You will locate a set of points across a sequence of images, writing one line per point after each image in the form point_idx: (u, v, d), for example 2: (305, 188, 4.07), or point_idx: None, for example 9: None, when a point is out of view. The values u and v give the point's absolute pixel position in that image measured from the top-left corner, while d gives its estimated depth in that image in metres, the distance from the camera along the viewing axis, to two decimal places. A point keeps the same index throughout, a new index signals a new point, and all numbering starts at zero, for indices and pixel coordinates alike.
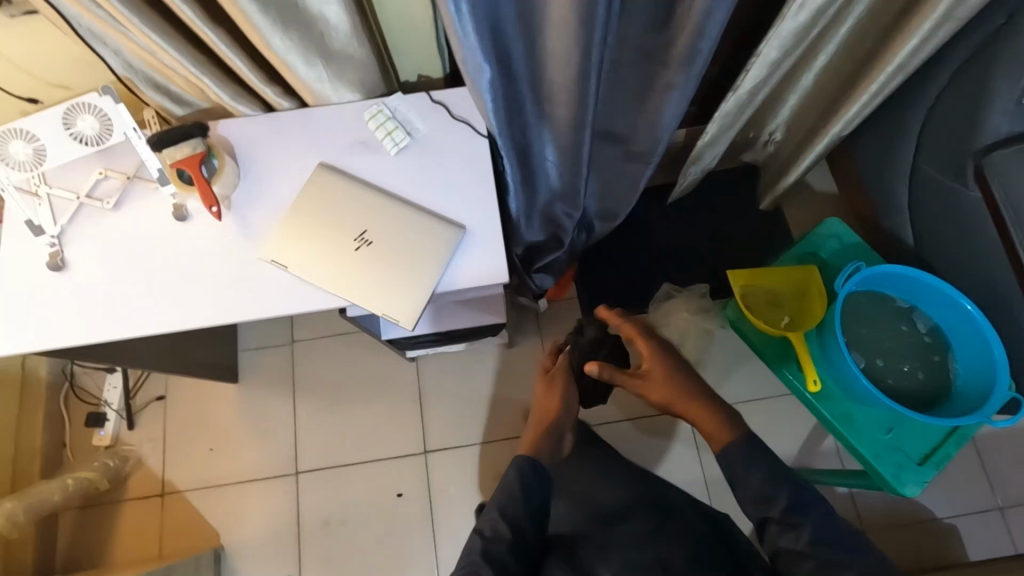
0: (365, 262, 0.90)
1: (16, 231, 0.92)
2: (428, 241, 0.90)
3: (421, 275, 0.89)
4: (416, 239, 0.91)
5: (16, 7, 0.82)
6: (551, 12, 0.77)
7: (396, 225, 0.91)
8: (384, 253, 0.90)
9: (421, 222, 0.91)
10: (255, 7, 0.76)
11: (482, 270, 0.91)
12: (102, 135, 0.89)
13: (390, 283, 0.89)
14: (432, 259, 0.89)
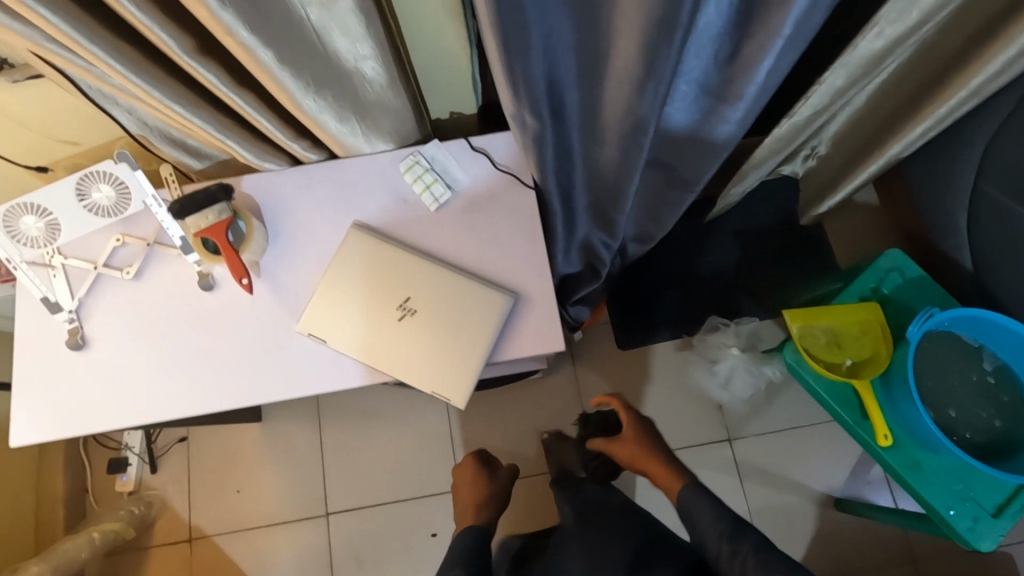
0: (410, 333, 0.83)
1: (30, 308, 0.86)
2: (476, 310, 0.83)
3: (472, 346, 0.82)
4: (463, 307, 0.84)
5: (18, 71, 0.73)
6: (616, 65, 0.69)
7: (441, 292, 0.84)
8: (430, 323, 0.84)
9: (469, 288, 0.84)
10: (286, 71, 0.68)
11: (535, 340, 0.84)
12: (119, 205, 0.82)
13: (438, 356, 0.83)
14: (481, 329, 0.83)
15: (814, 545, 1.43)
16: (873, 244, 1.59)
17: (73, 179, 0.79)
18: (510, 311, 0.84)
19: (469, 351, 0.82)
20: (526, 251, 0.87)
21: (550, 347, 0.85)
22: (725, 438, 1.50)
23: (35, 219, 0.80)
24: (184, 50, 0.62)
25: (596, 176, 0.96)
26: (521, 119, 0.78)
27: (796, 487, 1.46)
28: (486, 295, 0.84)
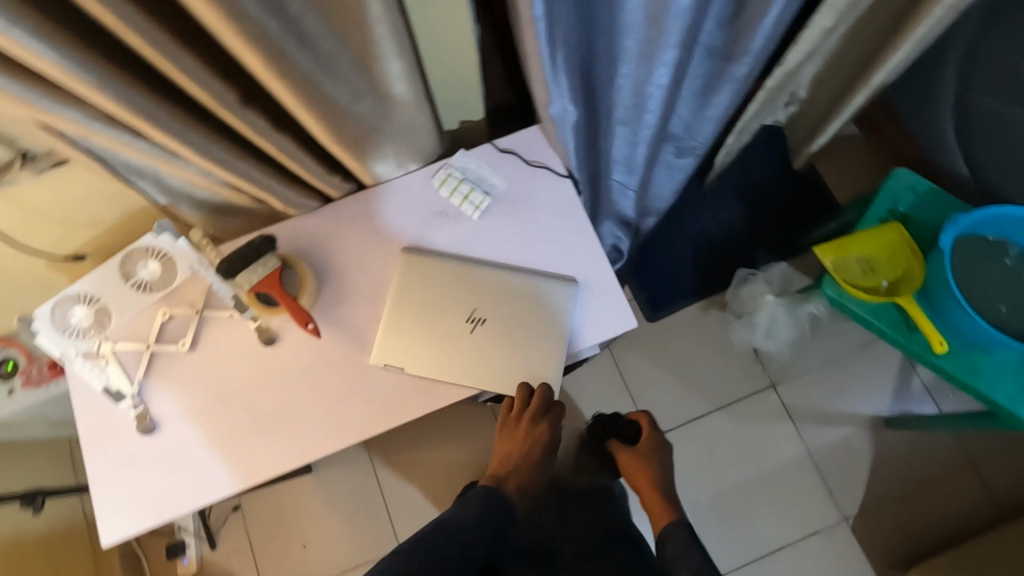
0: (488, 343, 0.83)
1: (89, 402, 0.82)
2: (545, 306, 0.84)
3: (549, 342, 0.83)
4: (532, 306, 0.84)
5: (42, 161, 0.71)
6: (648, 39, 0.70)
7: (507, 295, 0.84)
8: (503, 328, 0.84)
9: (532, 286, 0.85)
10: (331, 104, 0.68)
11: (607, 323, 0.85)
12: (165, 277, 0.83)
13: (519, 359, 0.83)
14: (554, 324, 0.83)
15: (876, 468, 1.47)
16: (865, 173, 1.65)
17: (117, 260, 0.82)
18: (575, 303, 0.84)
19: (549, 349, 0.83)
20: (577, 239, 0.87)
21: (620, 328, 0.85)
22: (769, 385, 1.54)
23: (84, 309, 0.80)
24: (230, 101, 0.61)
25: (622, 156, 0.97)
26: (554, 110, 0.79)
27: (847, 417, 1.51)
28: (551, 290, 0.84)
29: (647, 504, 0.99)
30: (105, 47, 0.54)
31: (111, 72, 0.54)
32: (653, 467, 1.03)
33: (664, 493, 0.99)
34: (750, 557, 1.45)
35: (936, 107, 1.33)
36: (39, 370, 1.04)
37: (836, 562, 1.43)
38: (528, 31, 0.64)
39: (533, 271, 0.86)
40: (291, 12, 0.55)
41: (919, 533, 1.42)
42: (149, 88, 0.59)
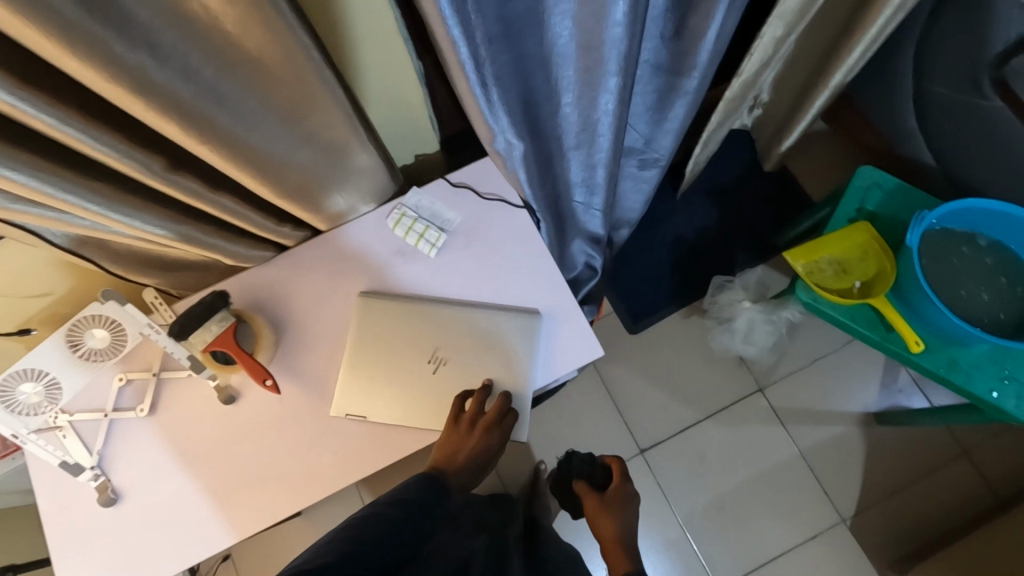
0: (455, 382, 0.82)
1: (48, 477, 0.80)
2: (508, 338, 0.82)
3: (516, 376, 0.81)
4: (495, 339, 0.82)
5: None
6: (584, 69, 0.69)
7: (469, 332, 0.83)
8: (467, 366, 0.82)
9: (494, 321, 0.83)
10: (259, 161, 0.66)
11: (572, 353, 0.83)
12: (116, 344, 0.81)
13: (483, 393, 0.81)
14: (518, 358, 0.82)
15: (870, 464, 1.46)
16: (836, 167, 1.64)
17: (62, 331, 0.78)
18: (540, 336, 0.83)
19: (515, 384, 0.81)
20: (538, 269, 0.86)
21: (588, 359, 0.83)
22: (757, 389, 1.52)
23: (33, 384, 0.77)
24: (154, 169, 0.59)
25: (579, 179, 0.96)
26: (499, 144, 0.78)
27: (837, 415, 1.49)
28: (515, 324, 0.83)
29: (608, 559, 0.92)
30: (13, 129, 0.52)
31: (20, 155, 0.52)
32: (619, 521, 0.97)
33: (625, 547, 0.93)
34: (752, 566, 1.43)
35: (897, 100, 1.33)
36: (4, 443, 0.97)
37: (838, 564, 1.41)
38: (457, 73, 0.63)
39: (495, 305, 0.84)
40: (204, 78, 0.54)
41: (918, 527, 1.41)
42: (68, 165, 0.57)
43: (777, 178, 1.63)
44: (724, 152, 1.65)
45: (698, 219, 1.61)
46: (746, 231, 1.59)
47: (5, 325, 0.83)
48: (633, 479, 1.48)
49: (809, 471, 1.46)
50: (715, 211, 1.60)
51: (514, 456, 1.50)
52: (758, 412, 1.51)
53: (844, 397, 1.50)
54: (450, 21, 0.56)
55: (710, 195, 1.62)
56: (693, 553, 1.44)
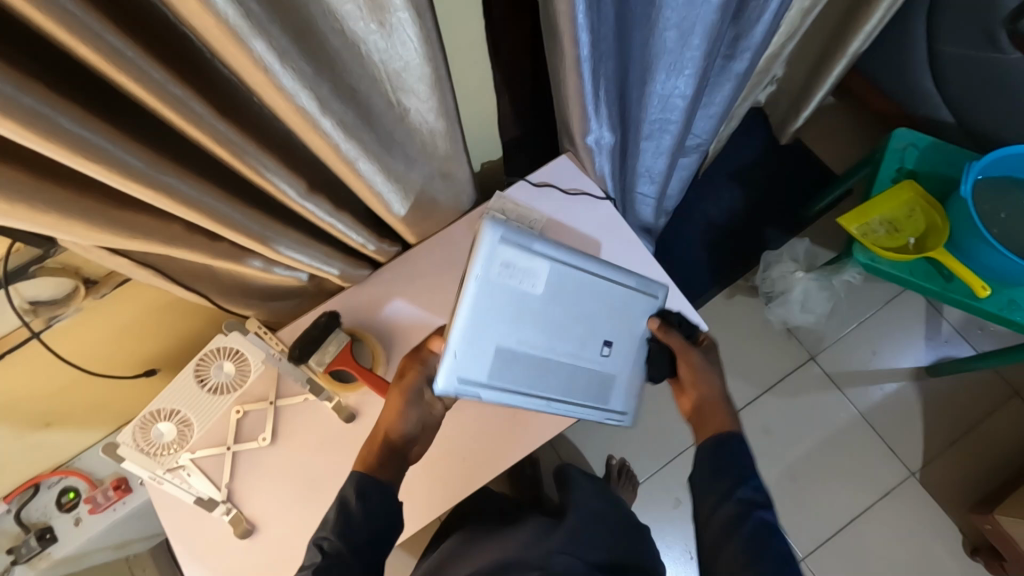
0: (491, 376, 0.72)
1: (180, 517, 0.80)
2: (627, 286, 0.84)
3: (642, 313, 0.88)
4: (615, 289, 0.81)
5: (104, 284, 0.72)
6: (678, 56, 0.73)
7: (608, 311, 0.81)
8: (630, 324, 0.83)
9: (523, 305, 0.73)
10: (383, 179, 0.67)
11: None
12: (238, 379, 0.83)
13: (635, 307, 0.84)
14: None
15: (929, 417, 1.50)
16: (853, 133, 1.70)
17: (192, 365, 0.80)
18: (541, 248, 0.73)
19: (501, 304, 0.72)
20: (501, 267, 0.71)
21: (507, 228, 0.71)
22: (809, 358, 1.56)
23: (168, 423, 0.79)
24: (299, 192, 0.61)
25: (645, 167, 0.99)
26: (590, 138, 0.80)
27: (890, 373, 1.53)
28: (531, 280, 0.73)
29: (701, 417, 0.81)
30: (198, 162, 0.53)
31: (207, 187, 0.52)
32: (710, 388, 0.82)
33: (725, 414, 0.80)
34: (831, 530, 1.45)
35: (912, 64, 1.39)
36: (105, 493, 1.00)
37: (915, 517, 1.44)
38: (572, 70, 0.66)
39: (569, 262, 0.76)
40: (361, 97, 0.55)
41: (984, 472, 1.45)
42: (235, 195, 0.58)
43: (796, 151, 1.68)
44: (743, 132, 1.71)
45: (726, 201, 1.65)
46: (775, 206, 1.64)
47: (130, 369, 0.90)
48: None
49: (873, 433, 1.49)
50: (742, 191, 1.65)
51: (582, 452, 1.52)
52: (816, 380, 1.55)
53: (896, 357, 1.54)
54: (579, 19, 0.58)
55: (735, 175, 1.67)
56: None
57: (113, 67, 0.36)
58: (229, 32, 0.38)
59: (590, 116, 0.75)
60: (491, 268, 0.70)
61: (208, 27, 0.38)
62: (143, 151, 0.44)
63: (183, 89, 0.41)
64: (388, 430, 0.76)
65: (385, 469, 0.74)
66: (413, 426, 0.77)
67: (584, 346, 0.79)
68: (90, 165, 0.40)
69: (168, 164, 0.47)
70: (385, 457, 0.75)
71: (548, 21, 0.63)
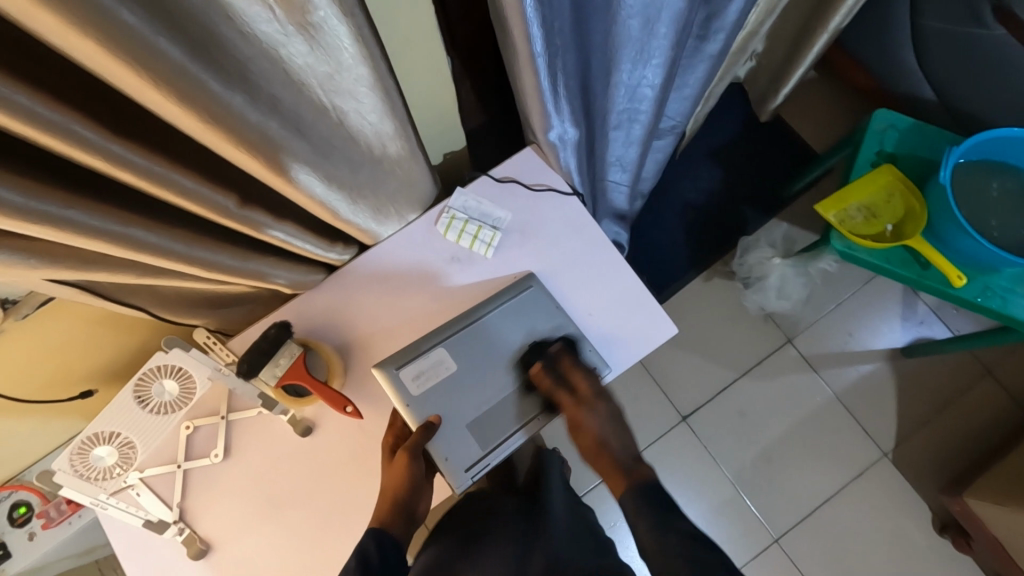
0: (462, 442, 0.74)
1: (131, 539, 0.77)
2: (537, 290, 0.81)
3: (605, 305, 0.84)
4: (518, 301, 0.80)
5: (24, 304, 0.66)
6: (642, 45, 0.67)
7: (524, 320, 0.80)
8: (548, 318, 0.80)
9: (452, 388, 0.75)
10: (323, 186, 0.62)
11: (625, 320, 0.83)
12: (183, 397, 0.74)
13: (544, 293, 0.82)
14: (595, 292, 0.84)
15: (902, 397, 1.50)
16: (834, 107, 1.65)
17: (130, 387, 0.72)
18: (425, 343, 0.76)
19: (432, 402, 0.74)
20: (415, 382, 0.75)
21: (396, 358, 0.76)
22: (785, 341, 1.55)
23: (107, 447, 0.71)
24: (232, 207, 0.56)
25: (616, 157, 0.94)
26: (553, 135, 0.74)
27: (865, 355, 1.53)
28: (441, 368, 0.76)
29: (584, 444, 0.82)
30: (98, 185, 0.47)
31: (110, 212, 0.47)
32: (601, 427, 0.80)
33: (620, 466, 0.80)
34: (805, 512, 1.46)
35: (895, 39, 1.35)
36: (58, 507, 0.97)
37: (885, 498, 1.46)
38: (527, 67, 0.60)
39: (456, 330, 0.78)
40: (285, 106, 0.50)
41: (955, 451, 1.46)
42: (153, 216, 0.53)
43: (777, 129, 1.64)
44: (722, 109, 1.66)
45: (704, 181, 1.61)
46: (754, 186, 1.60)
47: (67, 391, 0.86)
48: (681, 447, 1.51)
49: (846, 415, 1.50)
50: (720, 170, 1.61)
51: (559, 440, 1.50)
52: (791, 363, 1.54)
53: (868, 339, 1.54)
54: (530, 13, 0.53)
55: (714, 154, 1.63)
56: (747, 509, 1.47)
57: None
58: (104, 47, 0.33)
59: (551, 112, 0.70)
60: (405, 389, 0.74)
61: (78, 46, 0.32)
62: (19, 182, 0.39)
63: (64, 113, 0.36)
64: (396, 488, 0.73)
65: (399, 526, 0.73)
66: (421, 479, 0.74)
67: (514, 364, 0.78)
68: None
69: (57, 192, 0.42)
70: (395, 511, 0.73)
71: (498, 14, 0.58)
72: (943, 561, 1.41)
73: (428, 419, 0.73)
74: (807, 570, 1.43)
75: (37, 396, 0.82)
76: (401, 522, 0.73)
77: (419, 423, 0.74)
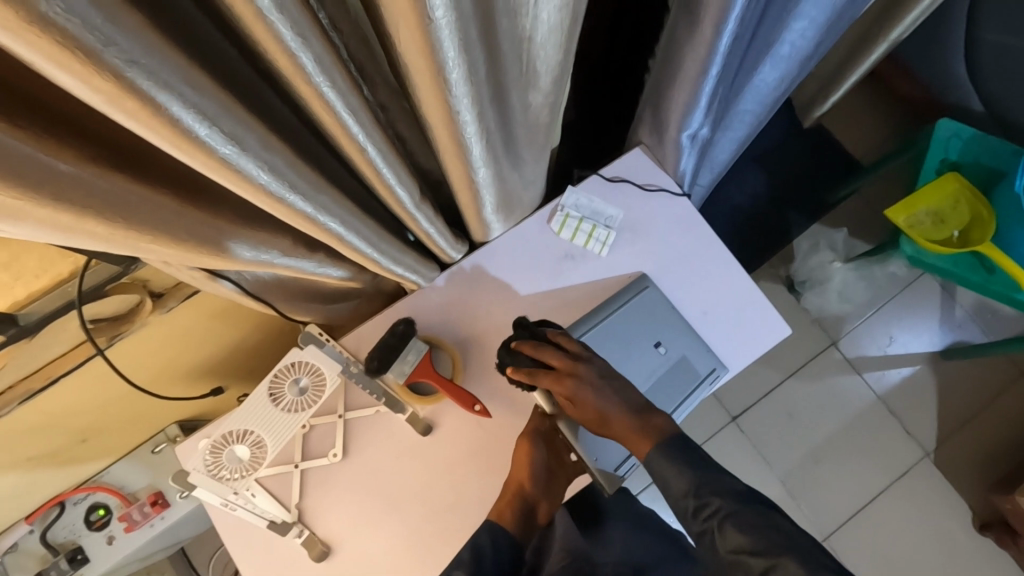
0: (601, 442, 0.76)
1: (251, 542, 0.75)
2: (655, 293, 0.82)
3: (720, 307, 0.84)
4: (640, 304, 0.81)
5: (172, 297, 0.64)
6: (790, 45, 0.68)
7: (647, 321, 0.80)
8: (671, 318, 0.81)
9: None
10: (488, 179, 0.60)
11: (740, 324, 0.84)
12: (313, 397, 0.71)
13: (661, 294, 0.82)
14: (710, 295, 0.84)
15: (943, 399, 1.54)
16: (873, 117, 1.69)
17: (265, 383, 0.70)
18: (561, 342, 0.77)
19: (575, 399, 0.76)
20: (555, 379, 0.76)
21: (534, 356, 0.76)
22: (830, 344, 1.58)
23: (242, 446, 0.69)
24: (413, 200, 0.55)
25: (713, 157, 0.95)
26: (687, 133, 0.75)
27: (906, 358, 1.57)
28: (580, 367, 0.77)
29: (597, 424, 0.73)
30: (335, 177, 0.48)
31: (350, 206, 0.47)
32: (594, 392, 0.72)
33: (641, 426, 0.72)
34: (851, 511, 1.49)
35: (945, 52, 1.38)
36: (141, 510, 0.93)
37: (929, 497, 1.49)
38: (699, 66, 0.60)
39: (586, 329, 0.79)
40: (502, 97, 0.49)
41: (993, 451, 1.51)
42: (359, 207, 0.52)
43: (819, 134, 1.66)
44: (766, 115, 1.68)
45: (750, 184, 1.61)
46: (800, 190, 1.62)
47: (183, 390, 0.86)
48: (731, 447, 1.53)
49: (891, 417, 1.54)
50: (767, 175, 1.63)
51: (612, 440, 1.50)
52: (837, 365, 1.57)
53: (911, 343, 1.58)
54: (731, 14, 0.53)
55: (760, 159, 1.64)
56: (797, 510, 1.49)
57: (301, 73, 0.30)
58: (429, 29, 0.32)
59: (698, 113, 0.70)
60: (549, 388, 0.75)
61: (411, 25, 0.31)
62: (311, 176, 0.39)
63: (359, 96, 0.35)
64: (522, 483, 0.75)
65: (513, 522, 0.74)
66: (545, 477, 0.76)
67: (641, 365, 0.80)
68: (265, 196, 0.36)
69: (325, 183, 0.42)
70: (515, 507, 0.75)
71: (683, 14, 0.58)
72: (984, 556, 1.46)
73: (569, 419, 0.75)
74: (854, 566, 1.46)
75: (169, 391, 0.84)
76: (519, 515, 0.75)
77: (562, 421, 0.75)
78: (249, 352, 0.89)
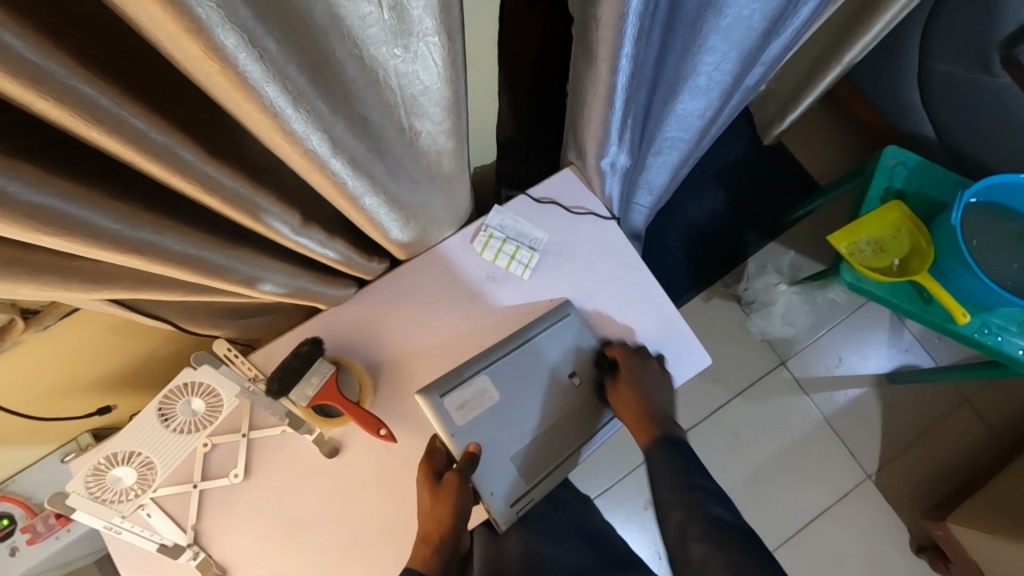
0: (505, 476, 0.73)
1: (144, 564, 0.73)
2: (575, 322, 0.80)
3: (642, 335, 0.83)
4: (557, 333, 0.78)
5: (46, 315, 0.64)
6: (706, 79, 0.67)
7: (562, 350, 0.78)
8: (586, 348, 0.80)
9: (495, 417, 0.74)
10: (382, 205, 0.59)
11: (661, 353, 0.83)
12: (207, 419, 0.70)
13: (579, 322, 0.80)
14: (632, 323, 0.83)
15: (887, 424, 1.56)
16: (831, 139, 1.69)
17: (154, 403, 0.68)
18: (469, 369, 0.74)
19: (476, 430, 0.72)
20: (457, 408, 0.72)
21: (439, 384, 0.72)
22: (779, 363, 1.58)
23: (127, 468, 0.67)
24: (293, 228, 0.53)
25: (647, 180, 0.94)
26: (606, 161, 0.73)
27: (853, 379, 1.58)
28: (484, 397, 0.74)
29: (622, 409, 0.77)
30: (180, 205, 0.46)
31: (191, 236, 0.45)
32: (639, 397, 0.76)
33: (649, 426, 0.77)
34: (791, 531, 1.50)
35: (898, 80, 1.38)
36: (46, 521, 0.90)
37: (868, 518, 1.51)
38: (603, 98, 0.59)
39: (499, 356, 0.75)
40: (373, 128, 0.47)
41: (932, 474, 1.53)
42: (219, 235, 0.50)
43: (778, 153, 1.66)
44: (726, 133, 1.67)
45: (705, 202, 1.61)
46: (756, 209, 1.62)
47: (81, 409, 0.84)
48: None
49: (835, 439, 1.55)
50: (725, 192, 1.62)
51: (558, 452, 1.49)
52: (786, 385, 1.57)
53: (858, 366, 1.58)
54: (624, 49, 0.51)
55: (718, 176, 1.63)
56: None
57: (84, 121, 0.28)
58: (234, 73, 0.30)
59: (611, 141, 0.69)
60: (449, 418, 0.71)
61: (210, 72, 0.30)
62: (117, 210, 0.37)
63: (171, 135, 0.33)
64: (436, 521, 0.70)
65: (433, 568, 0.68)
66: (462, 515, 0.71)
67: (553, 395, 0.76)
68: (54, 237, 0.33)
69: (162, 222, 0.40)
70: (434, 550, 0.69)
71: (583, 47, 0.56)
72: None
73: (468, 449, 0.71)
74: None
75: (47, 413, 0.80)
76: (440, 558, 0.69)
77: (460, 453, 0.72)
78: (163, 370, 0.87)
